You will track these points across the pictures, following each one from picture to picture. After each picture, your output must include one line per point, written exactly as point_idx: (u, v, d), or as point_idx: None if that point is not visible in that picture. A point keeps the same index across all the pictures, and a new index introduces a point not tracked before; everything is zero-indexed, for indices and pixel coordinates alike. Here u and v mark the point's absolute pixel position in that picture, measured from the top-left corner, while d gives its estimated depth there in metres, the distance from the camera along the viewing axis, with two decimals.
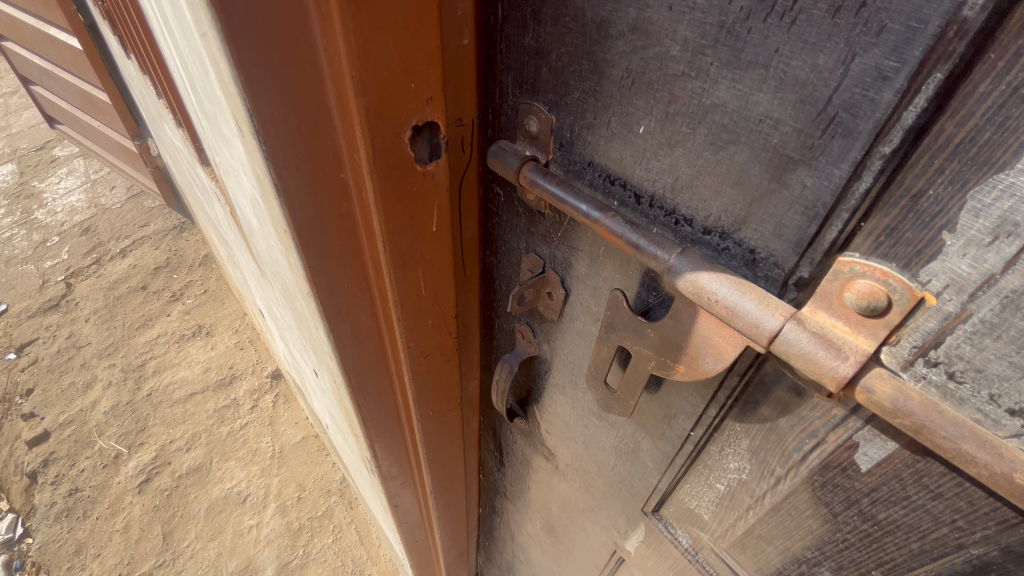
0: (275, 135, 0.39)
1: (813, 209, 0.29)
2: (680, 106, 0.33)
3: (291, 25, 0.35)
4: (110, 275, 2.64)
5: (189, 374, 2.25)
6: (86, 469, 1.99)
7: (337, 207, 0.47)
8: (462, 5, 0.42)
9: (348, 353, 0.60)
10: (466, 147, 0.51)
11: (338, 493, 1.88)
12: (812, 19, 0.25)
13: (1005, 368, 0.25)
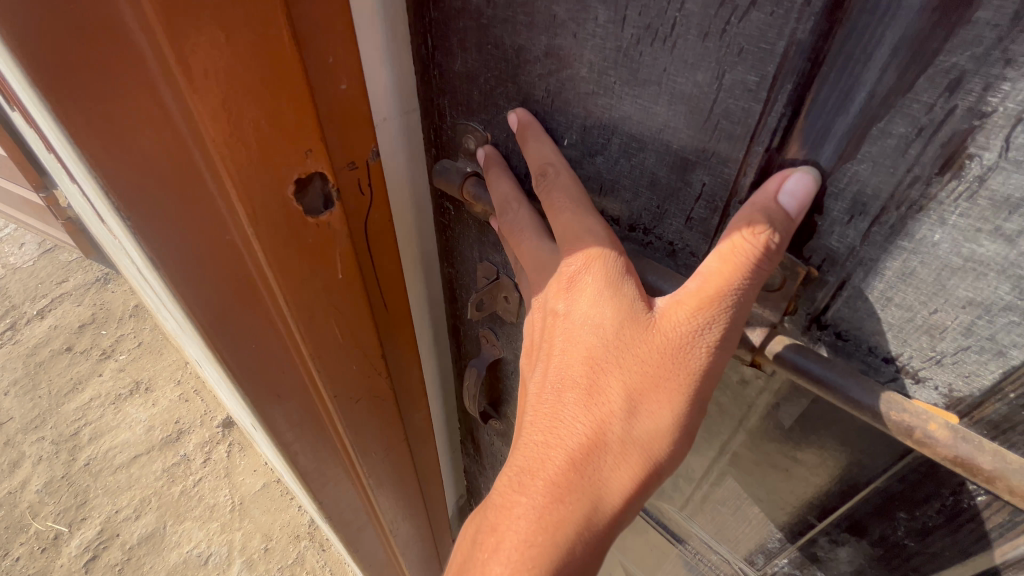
0: (136, 211, 0.33)
1: (713, 202, 0.34)
2: (596, 120, 0.37)
3: (134, 91, 0.30)
4: (27, 340, 2.15)
5: (131, 436, 1.85)
6: (21, 558, 1.60)
7: (234, 279, 0.41)
8: (332, 50, 0.38)
9: (278, 429, 0.53)
10: (364, 190, 0.48)
11: (309, 536, 1.61)
12: (688, 43, 0.29)
13: (878, 324, 0.30)
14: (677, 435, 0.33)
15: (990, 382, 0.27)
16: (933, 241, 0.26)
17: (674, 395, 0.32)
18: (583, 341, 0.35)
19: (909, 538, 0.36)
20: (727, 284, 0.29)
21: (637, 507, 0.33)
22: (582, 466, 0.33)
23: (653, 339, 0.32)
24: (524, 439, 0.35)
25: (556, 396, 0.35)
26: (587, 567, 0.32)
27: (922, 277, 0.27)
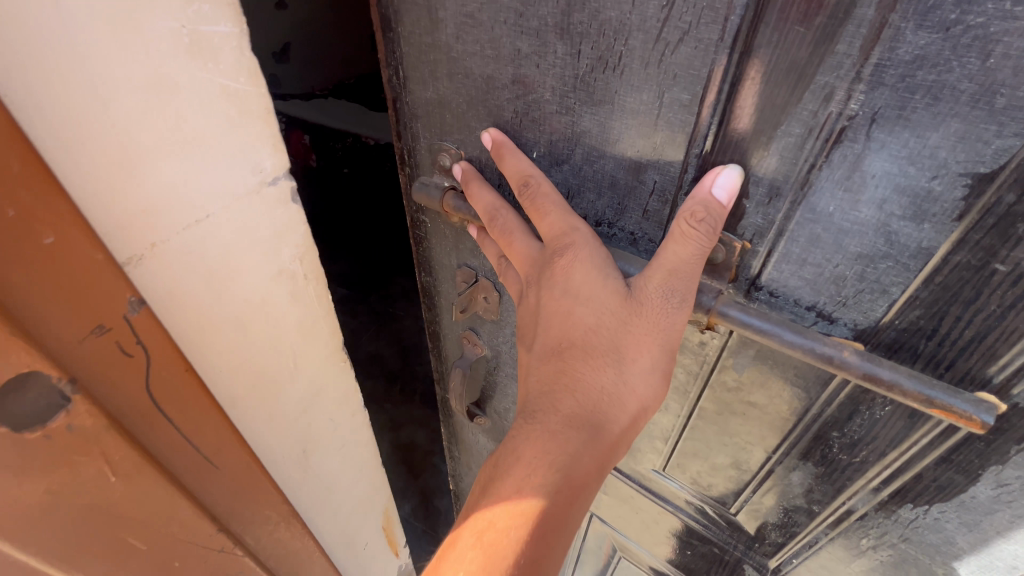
0: None
1: (664, 196, 0.41)
2: (560, 135, 0.44)
3: None
4: None
5: None
6: None
7: None
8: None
9: None
10: (125, 357, 0.36)
11: None
12: (632, 70, 0.36)
13: (799, 281, 0.38)
14: (658, 379, 0.40)
15: (880, 315, 0.36)
16: (829, 212, 0.34)
17: (651, 347, 0.39)
18: (578, 314, 0.41)
19: (841, 452, 0.45)
20: (684, 257, 0.37)
21: (630, 438, 0.41)
22: (587, 412, 0.39)
23: (636, 309, 0.39)
24: (539, 389, 0.42)
25: (563, 356, 0.41)
26: (593, 484, 0.39)
27: (824, 240, 0.35)
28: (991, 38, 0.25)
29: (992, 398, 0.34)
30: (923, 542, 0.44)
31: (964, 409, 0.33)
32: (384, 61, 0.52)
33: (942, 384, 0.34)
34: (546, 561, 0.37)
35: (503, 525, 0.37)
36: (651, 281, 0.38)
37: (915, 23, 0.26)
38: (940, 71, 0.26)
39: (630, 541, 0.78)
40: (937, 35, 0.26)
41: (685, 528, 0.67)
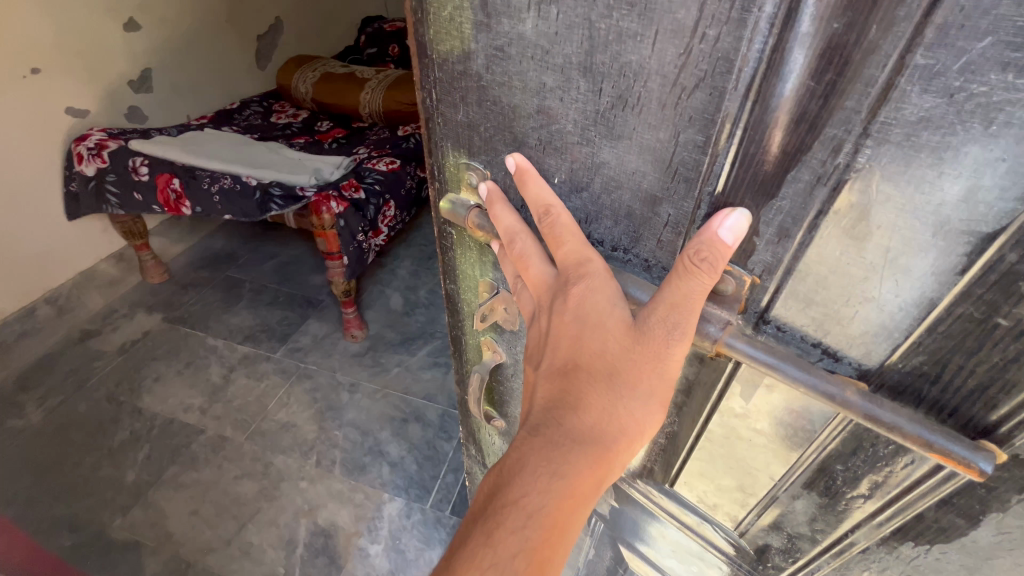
0: None
1: (677, 229, 0.42)
2: (580, 164, 0.46)
3: None
4: None
5: None
6: None
7: None
8: None
9: None
10: None
11: None
12: (650, 109, 0.38)
13: (806, 318, 0.39)
14: (657, 403, 0.42)
15: (884, 357, 0.36)
16: (836, 255, 0.35)
17: (651, 375, 0.41)
18: (586, 337, 0.43)
19: (844, 485, 0.45)
20: (685, 296, 0.38)
21: (630, 455, 0.43)
22: (592, 430, 0.42)
23: (640, 339, 0.41)
24: (548, 405, 0.45)
25: (570, 376, 0.44)
26: (591, 496, 0.42)
27: (832, 282, 0.36)
28: (992, 106, 0.25)
29: (991, 445, 0.34)
30: None
31: (962, 455, 0.34)
32: (419, 85, 0.55)
33: (943, 428, 0.35)
34: (548, 559, 0.42)
35: (509, 528, 0.42)
36: (654, 315, 0.40)
37: (920, 87, 0.27)
38: (944, 133, 0.27)
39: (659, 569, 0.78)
40: (941, 99, 0.27)
41: (689, 543, 0.69)
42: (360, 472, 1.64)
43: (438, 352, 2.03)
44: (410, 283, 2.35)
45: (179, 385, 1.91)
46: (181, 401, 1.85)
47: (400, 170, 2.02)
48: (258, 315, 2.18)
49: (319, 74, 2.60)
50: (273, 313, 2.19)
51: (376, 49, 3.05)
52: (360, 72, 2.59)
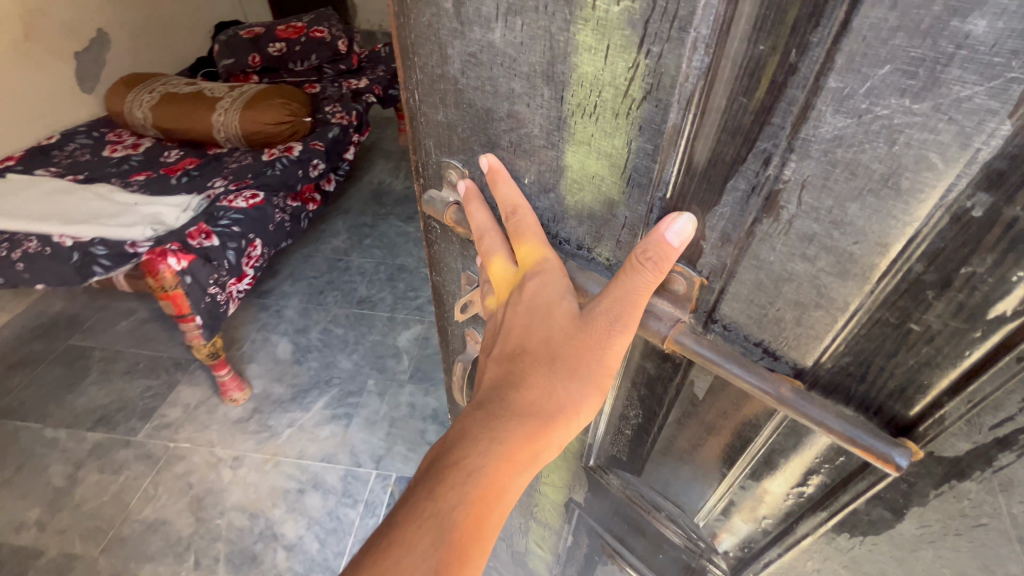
0: None
1: (633, 231, 0.45)
2: (547, 166, 0.48)
3: None
4: None
5: None
6: None
7: None
8: None
9: None
10: None
11: None
12: (606, 118, 0.40)
13: (748, 318, 0.41)
14: (596, 388, 0.46)
15: (818, 357, 0.39)
16: (770, 260, 0.37)
17: (592, 360, 0.45)
18: (537, 326, 0.48)
19: (789, 478, 0.48)
20: (626, 292, 0.42)
21: (568, 434, 0.47)
22: (538, 407, 0.46)
23: (587, 330, 0.45)
24: (500, 380, 0.49)
25: (522, 358, 0.48)
26: (528, 466, 0.46)
27: (767, 287, 0.38)
28: (894, 128, 0.27)
29: (909, 443, 0.36)
30: (861, 573, 0.47)
31: (881, 450, 0.36)
32: (403, 86, 0.58)
33: (867, 426, 0.37)
34: (486, 520, 0.45)
35: (452, 484, 0.45)
36: (599, 306, 0.44)
37: (832, 108, 0.29)
38: (855, 151, 0.29)
39: (632, 554, 0.81)
40: (851, 120, 0.29)
41: (655, 531, 0.72)
42: (250, 563, 1.59)
43: (336, 403, 2.00)
44: (299, 325, 2.32)
45: (10, 498, 1.74)
46: (15, 517, 1.69)
47: (262, 206, 2.01)
48: (109, 392, 2.04)
49: (158, 95, 2.39)
50: (133, 384, 2.07)
51: (232, 60, 2.94)
52: (208, 91, 2.44)
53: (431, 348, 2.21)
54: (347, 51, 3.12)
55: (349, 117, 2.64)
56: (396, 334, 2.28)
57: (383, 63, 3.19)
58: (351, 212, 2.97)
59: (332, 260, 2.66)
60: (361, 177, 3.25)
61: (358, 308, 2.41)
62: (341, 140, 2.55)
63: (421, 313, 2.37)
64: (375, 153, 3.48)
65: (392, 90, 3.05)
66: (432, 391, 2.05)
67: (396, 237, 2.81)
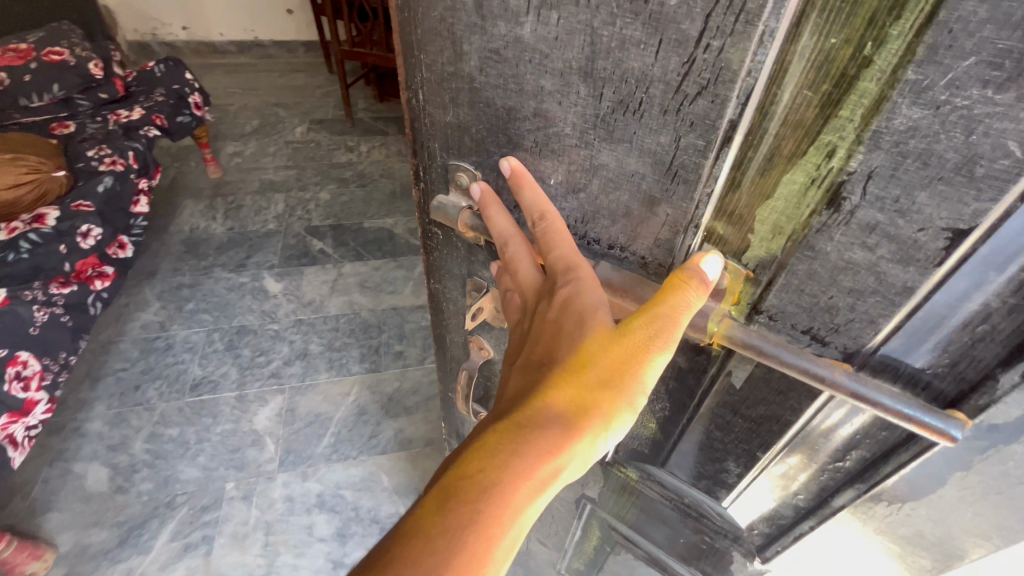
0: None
1: (675, 227, 0.44)
2: (577, 165, 0.46)
3: None
4: None
5: None
6: None
7: None
8: None
9: None
10: None
11: None
12: (651, 115, 0.39)
13: (796, 308, 0.42)
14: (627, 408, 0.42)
15: (869, 341, 0.40)
16: (828, 251, 0.38)
17: (623, 373, 0.42)
18: (567, 332, 0.45)
19: (828, 454, 0.49)
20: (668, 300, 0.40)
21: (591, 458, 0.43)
22: (565, 413, 0.42)
23: (622, 335, 0.42)
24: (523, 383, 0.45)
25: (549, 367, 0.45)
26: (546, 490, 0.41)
27: (819, 276, 0.39)
28: (973, 118, 0.28)
29: (960, 415, 0.38)
30: (898, 536, 0.50)
31: (937, 426, 0.38)
32: (405, 85, 0.54)
33: (920, 402, 0.39)
34: (500, 537, 0.39)
35: (469, 491, 0.40)
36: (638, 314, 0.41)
37: (909, 100, 0.29)
38: (929, 141, 0.30)
39: (648, 541, 0.82)
40: (929, 111, 0.29)
41: (678, 518, 0.72)
42: None
43: (188, 529, 1.54)
44: (112, 440, 1.72)
45: None
46: None
47: (8, 305, 1.37)
48: None
49: None
50: None
51: None
52: None
53: (298, 423, 1.79)
54: (105, 75, 2.23)
55: (126, 158, 1.94)
56: (251, 417, 1.80)
57: (161, 86, 2.34)
58: (160, 271, 2.29)
59: (145, 342, 2.01)
60: (165, 225, 2.50)
61: (195, 396, 1.85)
62: (119, 193, 1.85)
63: (280, 381, 1.91)
64: (180, 194, 2.69)
65: (180, 117, 2.34)
66: (312, 473, 1.66)
67: (228, 293, 2.22)
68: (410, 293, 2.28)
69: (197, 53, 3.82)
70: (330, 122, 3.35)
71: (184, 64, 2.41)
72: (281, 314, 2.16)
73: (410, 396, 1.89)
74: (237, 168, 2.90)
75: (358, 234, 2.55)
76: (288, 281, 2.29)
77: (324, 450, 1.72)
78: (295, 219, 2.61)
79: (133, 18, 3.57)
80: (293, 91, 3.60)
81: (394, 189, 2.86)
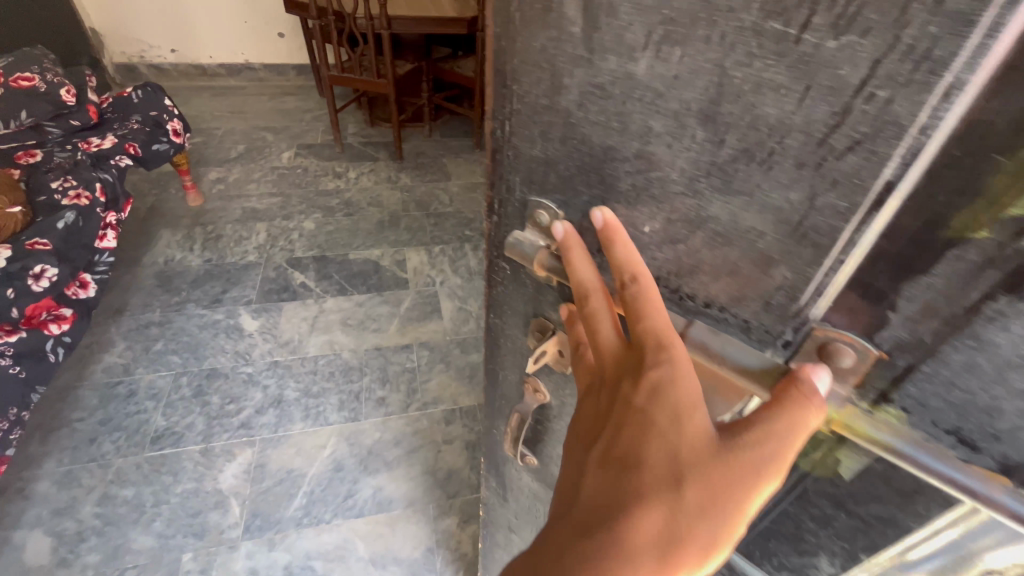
0: None
1: (792, 293, 0.39)
2: (680, 214, 0.41)
3: None
4: None
5: None
6: None
7: None
8: None
9: None
10: None
11: None
12: (783, 167, 0.34)
13: (941, 403, 0.36)
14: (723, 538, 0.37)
15: None
16: (997, 343, 0.31)
17: (727, 504, 0.37)
18: (660, 442, 0.38)
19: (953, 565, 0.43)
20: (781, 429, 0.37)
21: None
22: (650, 535, 0.37)
23: (730, 460, 0.37)
24: (601, 484, 0.40)
25: (636, 481, 0.39)
26: None
27: (981, 370, 0.33)
28: None
29: None
30: None
31: None
32: (491, 115, 0.51)
33: None
34: None
35: None
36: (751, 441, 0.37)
37: None
38: None
39: None
40: None
41: None
42: None
43: None
44: (59, 503, 1.69)
45: None
46: None
47: None
48: None
49: None
50: None
51: None
52: None
53: (267, 481, 1.79)
54: (78, 103, 2.27)
55: (93, 191, 2.00)
56: (215, 474, 1.79)
57: (138, 112, 2.40)
58: (127, 310, 2.31)
59: (106, 388, 2.01)
60: (139, 256, 2.56)
61: (156, 449, 1.84)
62: (81, 229, 1.89)
63: (249, 432, 1.91)
64: (157, 224, 2.75)
65: (156, 146, 2.39)
66: (279, 541, 1.65)
67: (200, 331, 2.24)
68: (395, 331, 2.34)
69: (185, 75, 4.00)
70: (318, 147, 3.50)
71: (161, 88, 2.49)
72: (256, 355, 2.17)
73: (390, 449, 1.91)
74: (219, 196, 2.99)
75: (342, 267, 2.63)
76: (265, 318, 2.33)
77: (294, 514, 1.72)
78: (277, 249, 2.69)
79: (122, 43, 3.76)
80: (281, 115, 3.76)
81: (382, 219, 2.98)
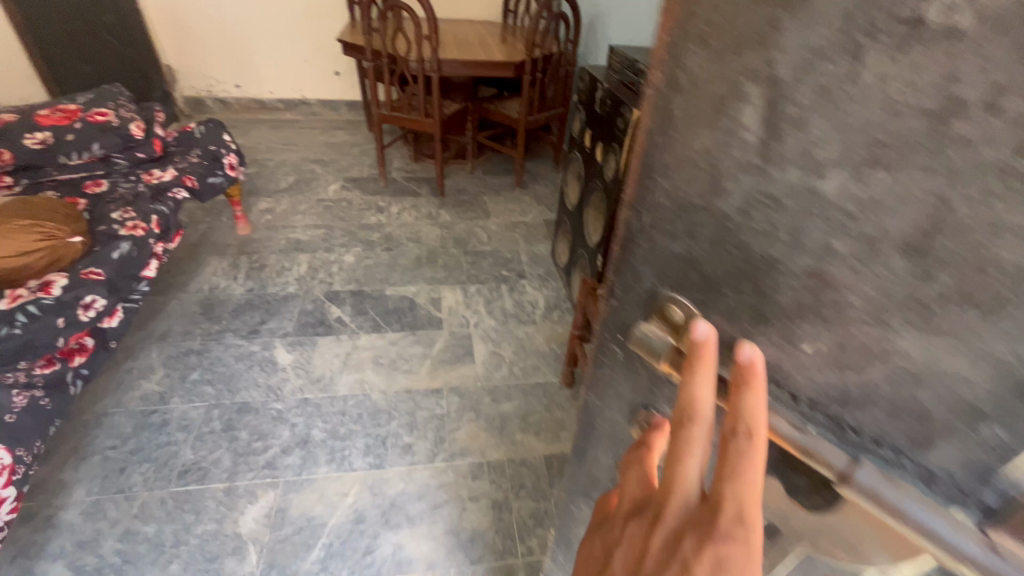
0: None
1: (1005, 454, 0.32)
2: (855, 343, 0.35)
3: None
4: None
5: None
6: None
7: None
8: None
9: None
10: None
11: None
12: (1017, 317, 0.29)
13: None
14: None
15: None
16: None
17: None
18: None
19: None
20: None
21: None
22: None
23: None
24: None
25: None
26: None
27: None
28: None
29: None
30: None
31: None
32: (629, 194, 0.44)
33: None
34: None
35: None
36: None
37: None
38: None
39: None
40: None
41: None
42: None
43: None
44: (83, 535, 1.65)
45: None
46: None
47: None
48: None
49: None
50: None
51: None
52: None
53: (286, 528, 1.72)
54: (146, 136, 2.38)
55: (148, 222, 2.05)
56: (236, 517, 1.73)
57: (198, 147, 2.50)
58: (169, 335, 2.34)
59: (141, 417, 2.00)
60: (185, 282, 2.62)
61: (181, 484, 1.81)
62: (134, 258, 1.93)
63: (273, 474, 1.86)
64: (205, 251, 2.82)
65: (212, 178, 2.46)
66: None
67: (235, 362, 2.24)
68: (425, 374, 2.29)
69: (247, 109, 4.17)
70: (363, 181, 3.58)
71: (223, 126, 2.59)
72: (287, 392, 2.15)
73: (415, 502, 1.82)
74: (267, 226, 3.06)
75: (378, 302, 2.62)
76: (299, 352, 2.32)
77: (310, 567, 1.63)
78: (317, 281, 2.71)
79: (192, 76, 3.99)
80: (330, 148, 3.89)
81: (420, 254, 2.99)
